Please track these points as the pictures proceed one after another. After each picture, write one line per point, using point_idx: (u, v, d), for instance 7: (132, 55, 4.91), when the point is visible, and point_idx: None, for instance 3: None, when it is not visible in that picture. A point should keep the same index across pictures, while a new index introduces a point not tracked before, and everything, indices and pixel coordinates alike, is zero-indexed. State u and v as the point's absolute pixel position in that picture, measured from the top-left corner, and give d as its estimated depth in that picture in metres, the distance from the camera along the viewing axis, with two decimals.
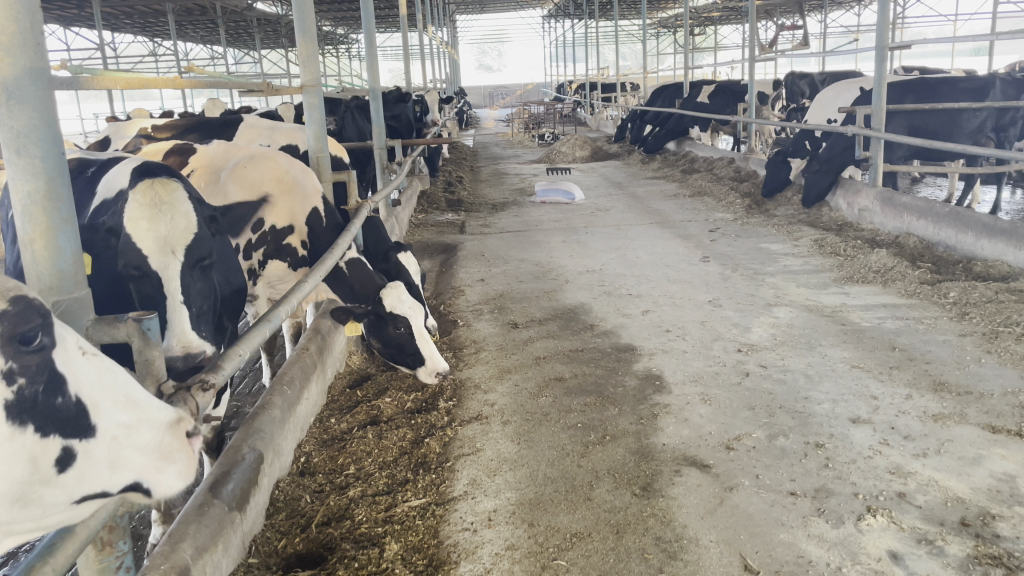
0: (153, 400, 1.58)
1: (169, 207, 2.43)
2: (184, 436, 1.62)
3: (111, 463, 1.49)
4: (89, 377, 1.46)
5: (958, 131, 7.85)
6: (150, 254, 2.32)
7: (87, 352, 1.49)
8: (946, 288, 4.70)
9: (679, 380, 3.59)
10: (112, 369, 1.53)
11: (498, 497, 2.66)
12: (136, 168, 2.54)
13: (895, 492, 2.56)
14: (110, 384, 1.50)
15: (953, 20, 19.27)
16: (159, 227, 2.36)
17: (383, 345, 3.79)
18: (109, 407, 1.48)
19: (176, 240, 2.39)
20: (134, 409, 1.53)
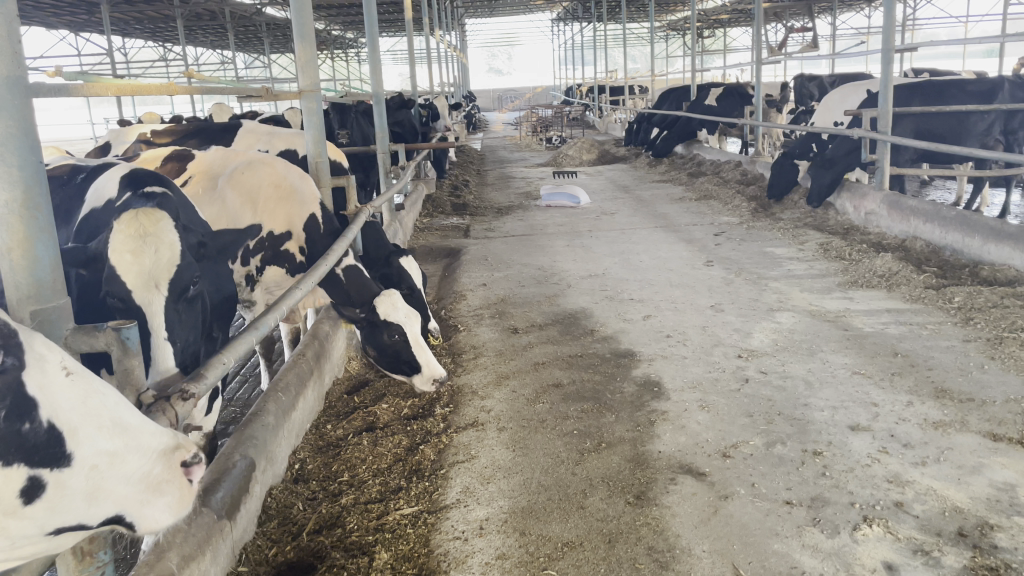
0: (145, 427, 1.53)
1: (154, 238, 2.35)
2: (176, 469, 1.57)
3: (88, 492, 1.45)
4: (69, 401, 1.42)
5: (965, 134, 7.79)
6: (134, 289, 2.24)
7: (71, 372, 1.45)
8: (951, 293, 4.65)
9: (678, 387, 3.56)
10: (102, 391, 1.48)
11: (491, 505, 2.64)
12: (125, 177, 2.64)
13: (893, 501, 2.53)
14: (95, 408, 1.46)
15: (964, 21, 19.13)
16: (142, 261, 2.27)
17: (379, 353, 3.78)
18: (89, 435, 1.44)
19: (161, 273, 2.31)
20: (120, 435, 1.48)
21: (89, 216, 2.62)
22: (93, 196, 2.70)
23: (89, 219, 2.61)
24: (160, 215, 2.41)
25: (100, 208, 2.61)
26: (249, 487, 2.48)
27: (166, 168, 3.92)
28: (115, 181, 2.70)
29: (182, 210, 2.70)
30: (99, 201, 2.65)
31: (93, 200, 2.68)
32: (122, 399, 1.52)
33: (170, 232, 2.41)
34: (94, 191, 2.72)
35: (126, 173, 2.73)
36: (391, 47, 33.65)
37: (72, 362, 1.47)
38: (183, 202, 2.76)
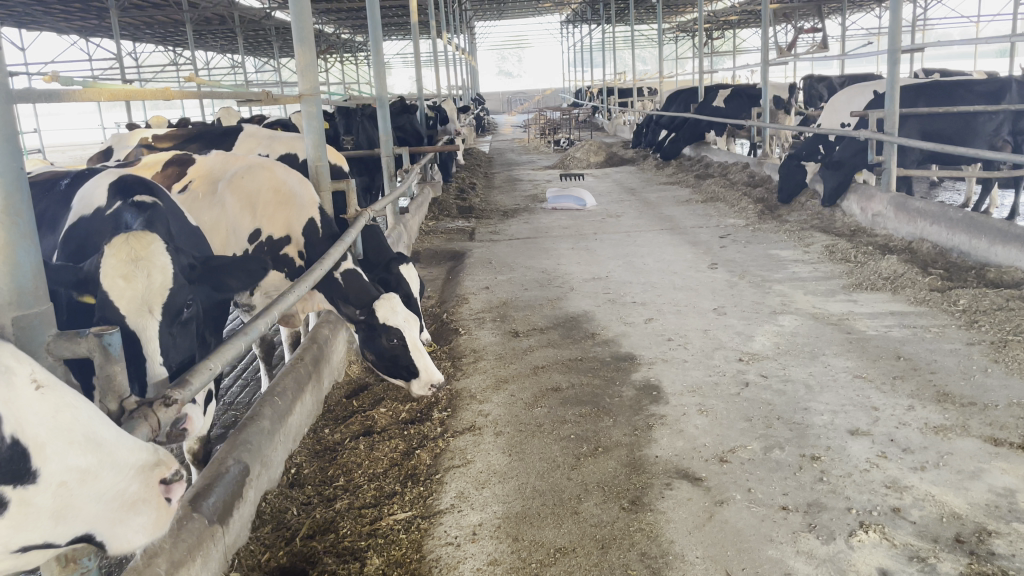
0: (120, 443, 1.53)
1: (145, 261, 2.36)
2: (154, 487, 1.61)
3: (55, 511, 1.45)
4: (40, 416, 1.42)
5: (973, 134, 7.72)
6: (127, 313, 2.25)
7: (42, 386, 1.45)
8: (956, 295, 4.60)
9: (677, 391, 3.53)
10: (75, 405, 1.49)
11: (484, 511, 2.63)
12: (115, 187, 2.70)
13: (890, 507, 2.50)
14: (68, 423, 1.46)
15: (976, 21, 18.98)
16: (134, 287, 2.30)
17: (377, 357, 3.78)
18: (59, 450, 1.43)
19: (154, 296, 2.33)
20: (94, 451, 1.48)
21: (77, 222, 2.63)
22: (81, 204, 2.71)
23: (77, 225, 2.62)
24: (151, 237, 2.42)
25: (89, 215, 2.64)
26: (242, 492, 2.48)
27: (165, 172, 3.93)
28: (104, 189, 2.73)
29: (171, 219, 2.75)
30: (88, 208, 2.67)
31: (80, 207, 2.70)
32: (98, 413, 1.53)
33: (163, 253, 2.43)
34: (81, 198, 2.74)
35: (115, 181, 2.76)
36: (401, 50, 33.69)
37: (43, 374, 1.47)
38: (172, 211, 2.80)
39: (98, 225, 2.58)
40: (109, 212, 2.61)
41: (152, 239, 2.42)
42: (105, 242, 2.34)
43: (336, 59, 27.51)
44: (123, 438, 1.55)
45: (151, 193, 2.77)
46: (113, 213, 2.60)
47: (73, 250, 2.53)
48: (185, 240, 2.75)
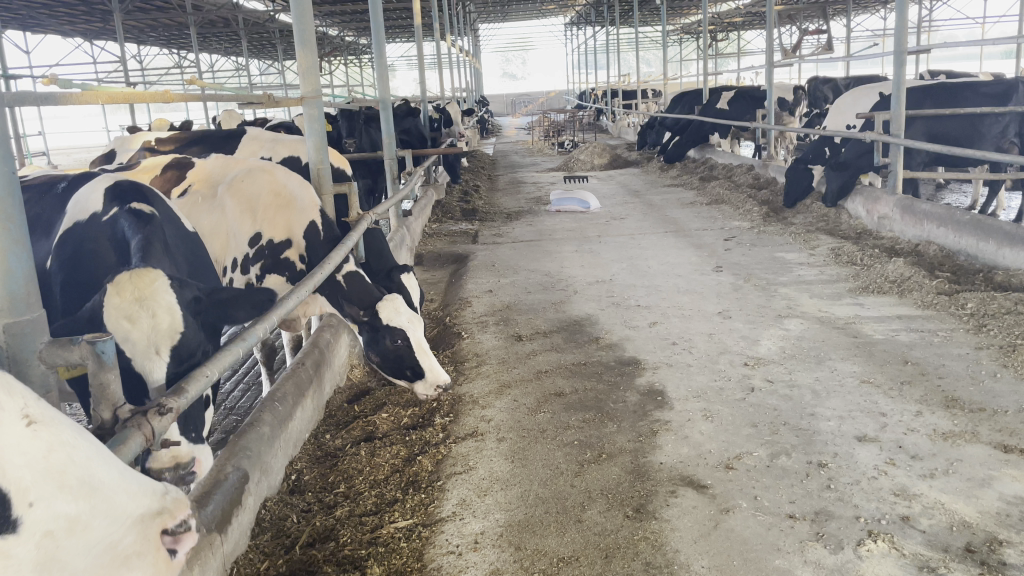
0: (116, 488, 1.38)
1: (149, 300, 2.16)
2: (151, 538, 1.45)
3: (40, 565, 1.26)
4: (29, 456, 1.27)
5: (979, 137, 7.66)
6: (133, 354, 2.10)
7: (34, 423, 1.30)
8: (963, 299, 4.55)
9: (682, 396, 3.49)
10: (71, 444, 1.34)
11: (486, 519, 2.59)
12: (111, 194, 2.67)
13: (899, 515, 2.46)
14: (61, 463, 1.30)
15: (982, 23, 18.90)
16: (139, 330, 2.11)
17: (381, 359, 3.74)
18: (47, 495, 1.27)
19: (162, 337, 2.14)
20: (86, 497, 1.33)
21: (71, 229, 2.58)
22: (75, 209, 2.66)
23: (71, 231, 2.57)
24: (155, 273, 2.21)
25: (84, 221, 2.59)
26: (241, 499, 2.44)
27: (165, 176, 3.88)
28: (99, 195, 2.69)
29: (165, 228, 2.70)
30: (83, 213, 2.62)
31: (74, 213, 2.65)
32: (95, 455, 1.37)
33: (170, 291, 2.22)
34: (76, 204, 2.68)
35: (111, 188, 2.72)
36: (404, 52, 33.69)
37: (35, 411, 1.32)
38: (167, 221, 2.76)
39: (93, 232, 2.53)
40: (105, 219, 2.57)
41: (158, 277, 2.21)
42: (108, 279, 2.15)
43: (340, 62, 27.56)
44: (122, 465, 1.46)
45: (147, 202, 2.73)
46: (109, 220, 2.56)
47: (68, 257, 2.47)
48: (181, 249, 2.71)
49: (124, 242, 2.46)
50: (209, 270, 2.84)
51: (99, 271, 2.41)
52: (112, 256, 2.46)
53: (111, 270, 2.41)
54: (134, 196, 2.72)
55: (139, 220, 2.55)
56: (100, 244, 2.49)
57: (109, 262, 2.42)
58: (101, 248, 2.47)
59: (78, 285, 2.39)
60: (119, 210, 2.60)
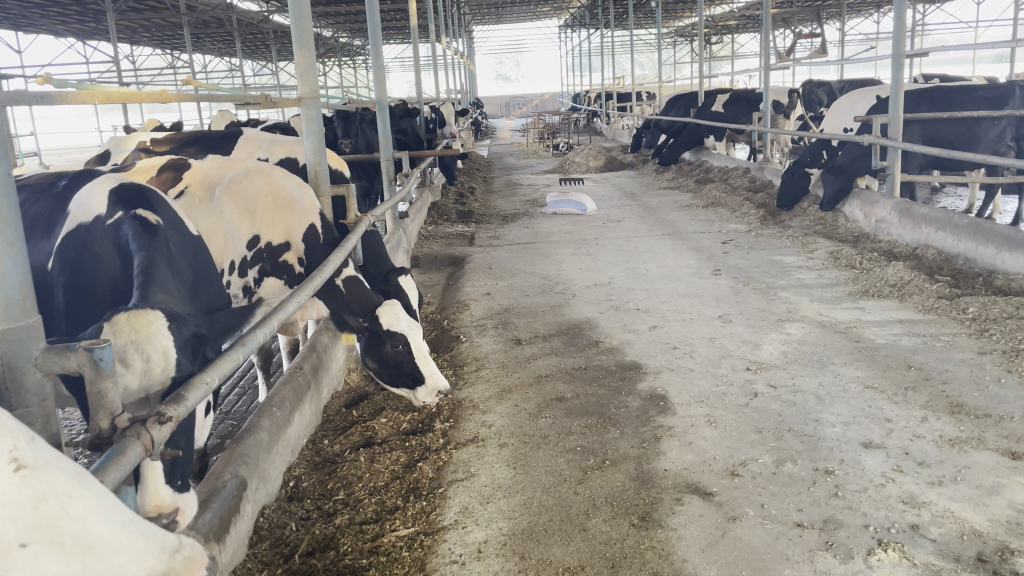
0: (116, 549, 1.12)
1: (145, 343, 1.93)
2: None
3: None
4: (14, 508, 1.00)
5: (976, 141, 7.65)
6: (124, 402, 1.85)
7: (24, 468, 1.04)
8: (964, 303, 4.53)
9: (684, 401, 3.45)
10: (66, 493, 1.07)
11: (489, 527, 2.55)
12: (114, 196, 2.61)
13: (908, 524, 2.43)
14: (53, 517, 1.04)
15: (976, 27, 18.94)
16: (131, 376, 1.87)
17: (381, 365, 3.66)
18: (33, 556, 1.00)
19: (155, 382, 1.92)
20: (81, 558, 1.06)
21: (73, 230, 2.52)
22: (77, 210, 2.60)
23: (73, 233, 2.51)
24: (154, 315, 1.99)
25: (86, 223, 2.53)
26: (240, 507, 2.41)
27: (162, 176, 3.81)
28: (102, 197, 2.62)
29: (169, 232, 2.64)
30: (86, 215, 2.56)
31: (76, 213, 2.59)
32: (93, 506, 1.11)
33: (168, 334, 1.99)
34: (78, 204, 2.62)
35: (114, 190, 2.66)
36: (399, 53, 33.61)
37: (26, 451, 1.05)
38: (170, 225, 2.70)
39: (96, 235, 2.47)
40: (109, 223, 2.51)
41: (156, 318, 1.98)
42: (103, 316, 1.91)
43: (334, 63, 27.52)
44: (120, 475, 1.42)
45: (151, 205, 2.67)
46: (113, 224, 2.50)
47: (70, 261, 2.42)
48: (184, 254, 2.65)
49: (129, 247, 2.40)
50: (212, 274, 2.79)
51: (102, 276, 2.36)
52: (114, 260, 2.40)
53: (114, 276, 2.35)
54: (138, 199, 2.65)
55: (143, 225, 2.49)
56: (103, 248, 2.43)
57: (112, 267, 2.37)
58: (103, 252, 2.42)
59: (80, 290, 2.34)
60: (123, 214, 2.55)
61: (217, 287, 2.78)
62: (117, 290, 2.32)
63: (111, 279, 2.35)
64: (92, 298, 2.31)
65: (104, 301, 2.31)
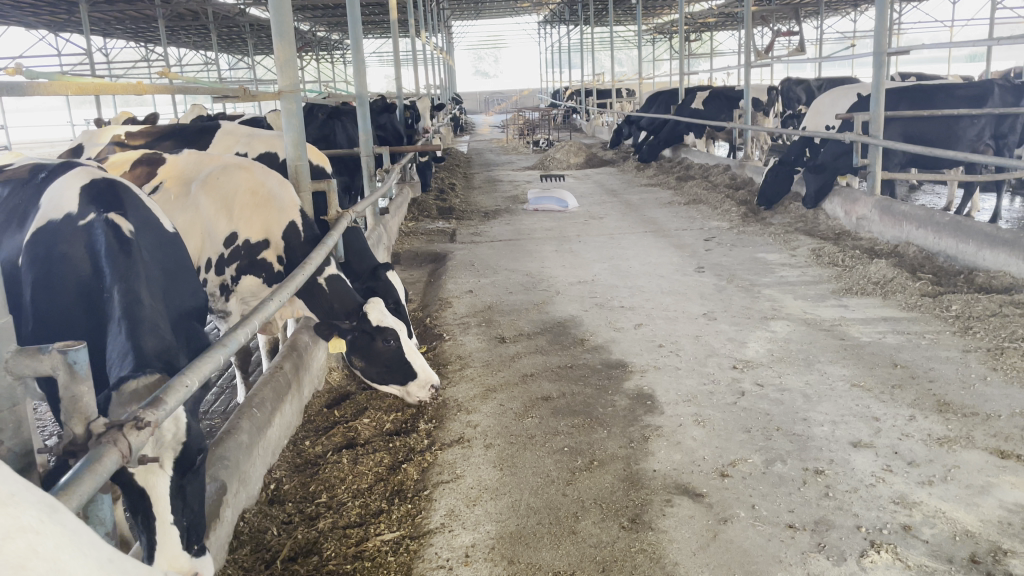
0: None
1: None
2: None
3: None
4: None
5: (955, 139, 7.68)
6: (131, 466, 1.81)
7: None
8: (948, 301, 4.53)
9: (671, 400, 3.42)
10: (33, 529, 0.79)
11: (477, 530, 2.50)
12: (86, 193, 2.51)
13: (901, 525, 2.41)
14: (19, 557, 0.76)
15: (951, 26, 19.04)
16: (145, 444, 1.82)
17: (368, 362, 3.50)
18: None
19: (167, 446, 1.87)
20: None
21: (43, 226, 2.42)
22: (48, 204, 2.50)
23: (43, 230, 2.42)
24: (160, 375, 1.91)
25: (57, 221, 2.43)
26: (221, 512, 2.33)
27: (135, 172, 3.74)
28: (74, 194, 2.52)
29: (142, 232, 2.55)
30: (56, 211, 2.46)
31: (46, 209, 2.48)
32: (69, 540, 0.82)
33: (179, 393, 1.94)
34: (48, 198, 2.51)
35: (85, 187, 2.55)
36: (377, 48, 33.32)
37: None
38: (145, 223, 2.60)
39: (67, 234, 2.39)
40: (81, 223, 2.42)
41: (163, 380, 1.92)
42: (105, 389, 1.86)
43: (312, 57, 27.25)
44: (95, 486, 1.34)
45: (123, 203, 2.56)
46: (85, 225, 2.41)
47: (39, 260, 2.35)
48: (158, 256, 2.57)
49: (102, 251, 2.33)
50: (189, 274, 2.71)
51: (73, 280, 2.30)
52: (85, 266, 2.33)
53: (84, 281, 2.30)
54: (110, 198, 2.55)
55: (116, 230, 2.41)
56: (74, 249, 2.36)
57: (84, 273, 2.31)
58: (74, 254, 2.35)
59: (50, 293, 2.28)
60: (95, 214, 2.45)
61: (194, 284, 2.71)
62: (87, 298, 2.27)
63: (83, 283, 2.29)
64: (62, 303, 2.26)
65: (74, 307, 2.26)
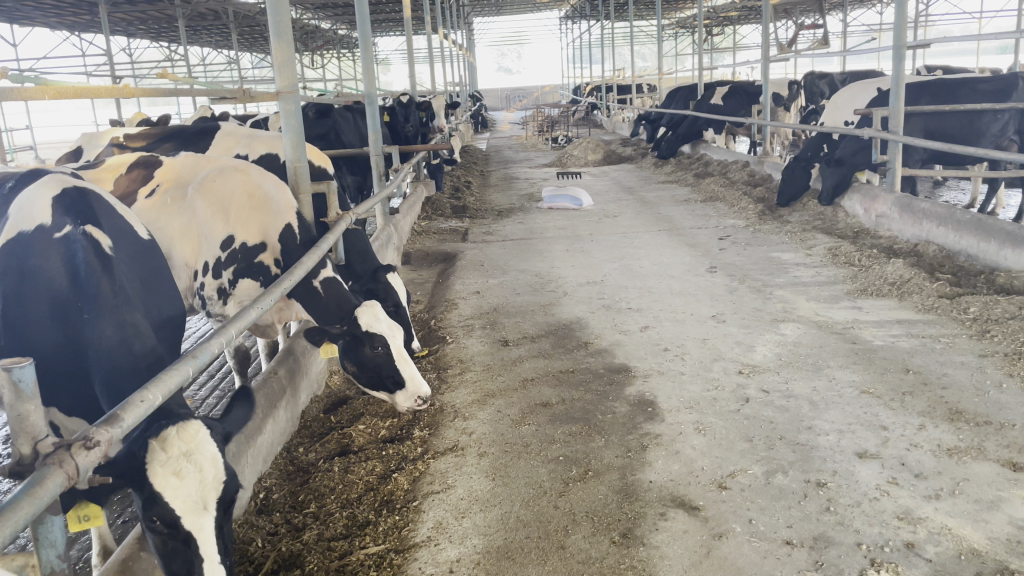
0: None
1: (196, 454, 1.99)
2: None
3: None
4: None
5: (979, 134, 7.47)
6: (180, 508, 1.92)
7: None
8: (966, 303, 4.38)
9: (673, 407, 3.33)
10: None
11: (463, 544, 2.43)
12: (61, 205, 2.59)
13: (903, 542, 2.30)
14: None
15: (979, 17, 18.62)
16: (187, 486, 1.94)
17: (359, 369, 3.35)
18: None
19: (210, 488, 1.98)
20: None
21: (15, 238, 2.50)
22: (19, 214, 2.56)
23: (16, 241, 2.50)
24: (192, 424, 2.05)
25: (29, 232, 2.51)
26: None
27: (132, 176, 3.71)
28: (46, 204, 2.59)
29: (119, 241, 2.67)
30: (28, 222, 2.53)
31: (18, 219, 2.55)
32: None
33: (212, 440, 2.05)
34: (19, 208, 2.58)
35: (58, 197, 2.62)
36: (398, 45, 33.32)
37: None
38: (118, 231, 2.70)
39: (41, 246, 2.47)
40: (56, 235, 2.50)
41: (197, 426, 2.05)
42: (145, 439, 1.97)
43: (332, 55, 27.28)
44: (35, 510, 1.28)
45: (96, 212, 2.65)
46: (60, 237, 2.49)
47: (12, 273, 2.43)
48: (134, 265, 2.70)
49: (77, 264, 2.42)
50: (165, 279, 2.86)
51: (47, 293, 2.39)
52: (62, 279, 2.41)
53: (59, 294, 2.38)
54: (83, 207, 2.62)
55: (94, 242, 2.50)
56: (48, 261, 2.44)
57: (58, 284, 2.40)
58: (49, 266, 2.43)
59: (23, 305, 2.38)
60: (71, 224, 2.53)
61: (170, 291, 2.86)
62: (60, 308, 2.37)
63: (56, 294, 2.38)
64: (35, 314, 2.36)
65: (47, 319, 2.36)
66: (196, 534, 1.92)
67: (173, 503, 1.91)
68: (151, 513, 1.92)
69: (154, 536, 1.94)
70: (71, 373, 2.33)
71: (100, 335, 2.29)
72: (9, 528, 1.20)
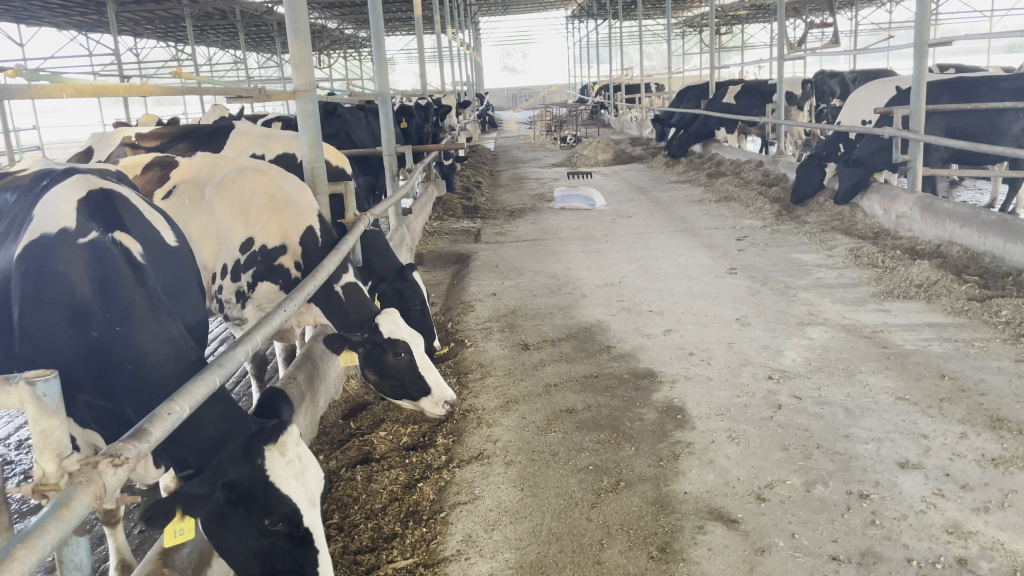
0: None
1: (302, 456, 2.12)
2: None
3: None
4: None
5: (999, 134, 7.35)
6: (300, 507, 2.04)
7: None
8: (997, 305, 4.28)
9: (703, 414, 3.23)
10: None
11: (495, 559, 2.34)
12: (86, 208, 2.52)
13: (956, 558, 2.21)
14: None
15: (991, 15, 18.41)
16: (299, 488, 2.06)
17: (381, 376, 3.25)
18: None
19: (317, 486, 2.11)
20: None
21: (37, 240, 2.42)
22: (42, 215, 2.48)
23: (37, 243, 2.42)
24: (289, 428, 2.16)
25: (52, 235, 2.42)
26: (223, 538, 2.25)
27: (147, 175, 3.65)
28: (71, 207, 2.50)
29: (145, 247, 2.61)
30: (51, 224, 2.44)
31: (41, 221, 2.46)
32: None
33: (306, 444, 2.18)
34: (43, 209, 2.49)
35: (83, 200, 2.54)
36: (405, 45, 33.21)
37: None
38: (145, 238, 2.65)
39: (65, 251, 2.39)
40: (81, 240, 2.43)
41: (297, 431, 2.18)
42: (262, 447, 2.09)
43: (339, 55, 27.21)
44: (62, 533, 1.18)
45: (123, 218, 2.59)
46: (87, 243, 2.42)
47: (31, 276, 2.36)
48: (161, 274, 2.65)
49: (105, 273, 2.38)
50: (188, 287, 2.82)
51: (68, 301, 2.32)
52: (86, 288, 2.35)
53: (81, 302, 2.32)
54: (109, 212, 2.56)
55: (122, 250, 2.45)
56: (71, 267, 2.37)
57: (82, 292, 2.34)
58: (71, 272, 2.36)
59: (41, 311, 2.30)
60: (97, 231, 2.47)
61: (195, 300, 2.83)
62: (82, 316, 2.31)
63: (79, 302, 2.32)
64: (53, 320, 2.30)
65: (67, 326, 2.30)
66: (315, 530, 2.03)
67: (294, 502, 2.03)
68: (269, 514, 2.02)
69: (265, 540, 2.03)
70: (99, 383, 2.29)
71: (130, 347, 2.28)
72: (35, 556, 1.10)
